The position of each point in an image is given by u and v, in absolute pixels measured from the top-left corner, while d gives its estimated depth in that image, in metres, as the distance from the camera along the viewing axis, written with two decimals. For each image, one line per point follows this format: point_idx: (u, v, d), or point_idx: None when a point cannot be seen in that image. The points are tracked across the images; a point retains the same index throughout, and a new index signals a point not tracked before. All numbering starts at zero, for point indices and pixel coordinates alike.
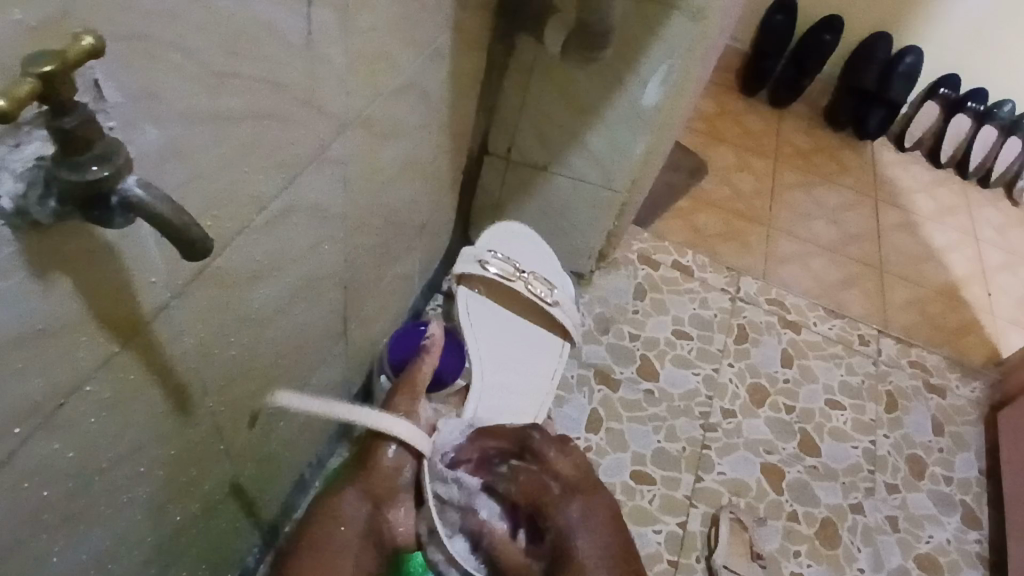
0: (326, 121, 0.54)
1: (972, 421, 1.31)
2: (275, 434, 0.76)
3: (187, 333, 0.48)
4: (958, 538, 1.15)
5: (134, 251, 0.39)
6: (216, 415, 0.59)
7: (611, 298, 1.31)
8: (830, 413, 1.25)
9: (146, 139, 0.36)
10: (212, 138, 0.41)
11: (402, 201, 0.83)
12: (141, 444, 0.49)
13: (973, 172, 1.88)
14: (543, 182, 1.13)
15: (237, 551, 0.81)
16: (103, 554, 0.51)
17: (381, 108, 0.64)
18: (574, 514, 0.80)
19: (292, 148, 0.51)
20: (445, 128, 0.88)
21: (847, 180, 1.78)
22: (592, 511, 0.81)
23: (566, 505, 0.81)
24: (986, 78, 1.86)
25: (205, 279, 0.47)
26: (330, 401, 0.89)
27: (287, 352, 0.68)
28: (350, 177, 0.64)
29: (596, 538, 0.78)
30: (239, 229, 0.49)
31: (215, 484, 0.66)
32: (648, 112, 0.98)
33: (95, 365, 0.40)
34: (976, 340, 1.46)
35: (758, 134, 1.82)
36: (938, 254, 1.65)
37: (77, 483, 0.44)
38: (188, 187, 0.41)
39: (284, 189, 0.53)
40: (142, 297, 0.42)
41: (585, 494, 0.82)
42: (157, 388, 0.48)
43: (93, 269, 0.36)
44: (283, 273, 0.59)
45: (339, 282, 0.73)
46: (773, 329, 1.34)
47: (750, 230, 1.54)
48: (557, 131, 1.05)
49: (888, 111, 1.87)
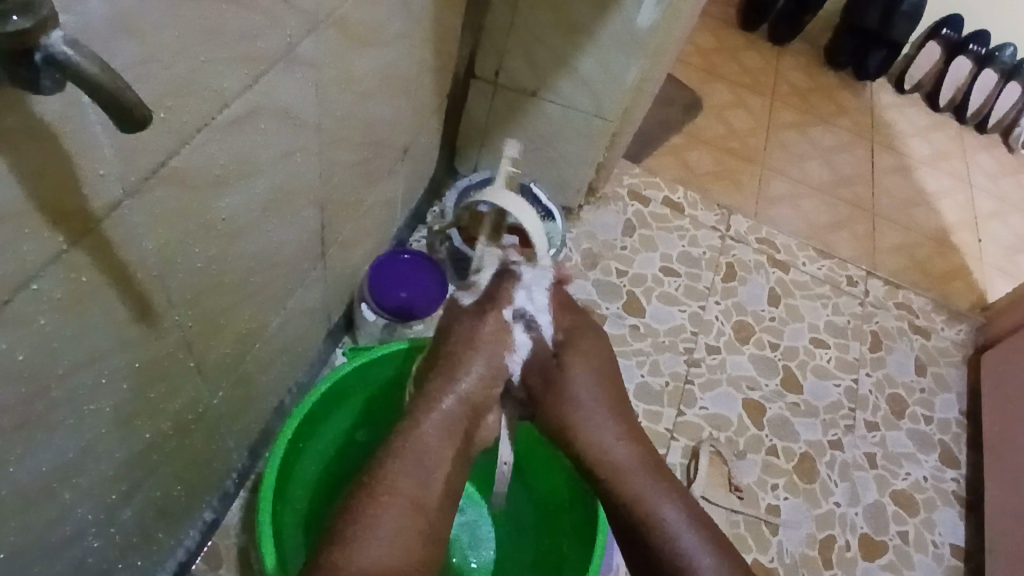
0: (295, 15, 0.51)
1: (955, 362, 1.31)
2: (251, 356, 0.74)
3: (145, 236, 0.46)
4: (935, 475, 1.17)
5: (80, 137, 0.36)
6: (184, 329, 0.57)
7: (599, 234, 1.29)
8: (814, 351, 1.25)
9: (87, 9, 0.33)
10: (163, 17, 0.38)
11: (382, 118, 0.79)
12: (102, 352, 0.47)
13: (970, 116, 1.85)
14: (533, 109, 1.09)
15: (213, 474, 0.80)
16: (67, 467, 0.50)
17: (356, 11, 0.60)
18: (574, 371, 0.74)
19: (255, 41, 0.48)
20: (428, 43, 0.83)
21: (844, 120, 1.74)
22: (605, 373, 0.76)
23: (584, 360, 0.75)
24: (991, 18, 1.81)
25: (163, 178, 0.44)
26: (309, 327, 0.87)
27: (261, 269, 0.65)
28: (323, 83, 0.60)
29: (600, 397, 0.74)
30: (200, 126, 0.46)
31: (187, 402, 0.64)
32: (642, 35, 0.94)
33: (43, 261, 0.38)
34: (962, 284, 1.45)
35: (756, 71, 1.77)
36: (929, 199, 1.63)
37: (31, 389, 0.42)
38: (138, 70, 0.38)
39: (248, 89, 0.49)
40: (92, 190, 0.39)
41: (575, 343, 0.76)
42: (115, 293, 0.46)
43: (33, 149, 0.34)
44: (251, 181, 0.56)
45: (315, 200, 0.70)
46: (762, 268, 1.33)
47: (742, 168, 1.52)
48: (547, 52, 1.00)
49: (889, 51, 1.82)
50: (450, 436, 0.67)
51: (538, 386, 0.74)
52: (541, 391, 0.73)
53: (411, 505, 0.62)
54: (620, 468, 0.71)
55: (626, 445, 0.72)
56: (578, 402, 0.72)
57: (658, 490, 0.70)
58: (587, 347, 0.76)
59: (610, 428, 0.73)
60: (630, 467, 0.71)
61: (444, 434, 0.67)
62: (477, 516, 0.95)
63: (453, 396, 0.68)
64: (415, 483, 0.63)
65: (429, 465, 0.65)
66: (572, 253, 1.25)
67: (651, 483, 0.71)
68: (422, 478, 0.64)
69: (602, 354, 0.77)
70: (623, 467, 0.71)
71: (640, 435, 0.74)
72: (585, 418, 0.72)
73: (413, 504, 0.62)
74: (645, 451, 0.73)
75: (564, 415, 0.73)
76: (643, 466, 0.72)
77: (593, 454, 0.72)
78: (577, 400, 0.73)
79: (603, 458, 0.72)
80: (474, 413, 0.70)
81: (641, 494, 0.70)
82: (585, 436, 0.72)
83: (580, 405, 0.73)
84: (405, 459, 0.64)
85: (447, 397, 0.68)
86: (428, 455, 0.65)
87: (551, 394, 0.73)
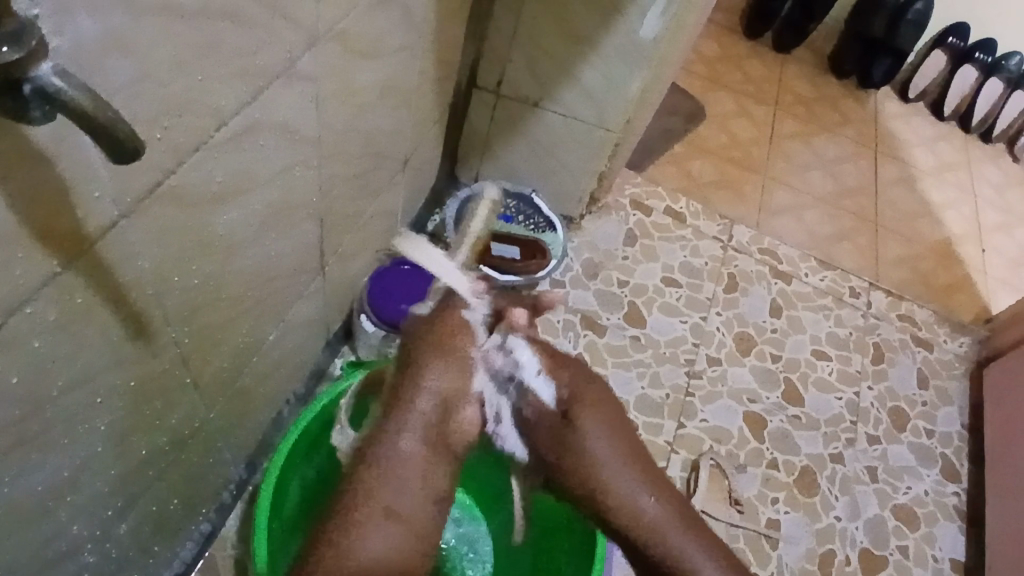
0: (294, 30, 0.50)
1: (957, 376, 1.30)
2: (248, 369, 0.73)
3: (141, 255, 0.45)
4: (936, 490, 1.16)
5: (73, 159, 0.36)
6: (180, 345, 0.56)
7: (600, 244, 1.28)
8: (816, 364, 1.24)
9: (81, 30, 0.32)
10: (158, 36, 0.38)
11: (383, 129, 0.79)
12: (98, 372, 0.47)
13: (975, 126, 1.84)
14: (535, 118, 1.08)
15: (210, 486, 0.80)
16: (62, 485, 0.50)
17: (357, 24, 0.60)
18: (589, 430, 0.62)
19: (253, 57, 0.47)
20: (430, 54, 0.83)
21: (847, 130, 1.73)
22: (623, 425, 0.65)
23: (597, 413, 0.63)
24: (996, 28, 1.81)
25: (159, 197, 0.44)
26: (307, 338, 0.87)
27: (258, 283, 0.65)
28: (323, 97, 0.60)
29: (622, 453, 0.63)
30: (196, 144, 0.45)
31: (184, 417, 0.64)
32: (646, 45, 0.93)
33: (37, 284, 0.38)
34: (965, 297, 1.44)
35: (759, 80, 1.76)
36: (933, 210, 1.62)
37: (26, 410, 0.42)
38: (133, 90, 0.38)
39: (246, 105, 0.49)
40: (86, 213, 0.39)
41: (587, 393, 0.64)
42: (110, 313, 0.45)
43: (25, 174, 0.33)
44: (249, 197, 0.56)
45: (314, 213, 0.70)
46: (764, 279, 1.33)
47: (745, 178, 1.51)
48: (550, 62, 1.00)
49: (894, 60, 1.81)
50: (427, 434, 0.56)
51: (548, 451, 0.63)
52: (554, 455, 0.63)
53: (388, 517, 0.52)
54: (650, 525, 0.62)
55: (658, 501, 0.63)
56: (599, 455, 0.62)
57: (697, 543, 0.63)
58: (598, 399, 0.65)
59: (637, 483, 0.62)
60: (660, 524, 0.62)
61: (420, 433, 0.56)
62: (477, 532, 0.96)
63: (426, 392, 0.57)
64: (391, 493, 0.53)
65: (405, 470, 0.54)
66: (572, 264, 1.25)
67: (687, 542, 0.63)
68: (399, 488, 0.54)
69: (613, 401, 0.66)
70: (654, 525, 0.62)
71: (675, 490, 0.65)
72: (608, 476, 0.62)
73: (388, 514, 0.52)
74: (679, 504, 0.64)
75: (584, 476, 0.62)
76: (675, 521, 0.63)
77: (620, 516, 0.62)
78: (595, 461, 0.61)
79: (632, 517, 0.62)
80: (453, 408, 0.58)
81: (674, 548, 0.63)
82: (611, 498, 0.62)
83: (599, 463, 0.62)
84: (378, 467, 0.54)
85: (413, 395, 0.57)
86: (405, 459, 0.54)
87: (565, 449, 0.62)
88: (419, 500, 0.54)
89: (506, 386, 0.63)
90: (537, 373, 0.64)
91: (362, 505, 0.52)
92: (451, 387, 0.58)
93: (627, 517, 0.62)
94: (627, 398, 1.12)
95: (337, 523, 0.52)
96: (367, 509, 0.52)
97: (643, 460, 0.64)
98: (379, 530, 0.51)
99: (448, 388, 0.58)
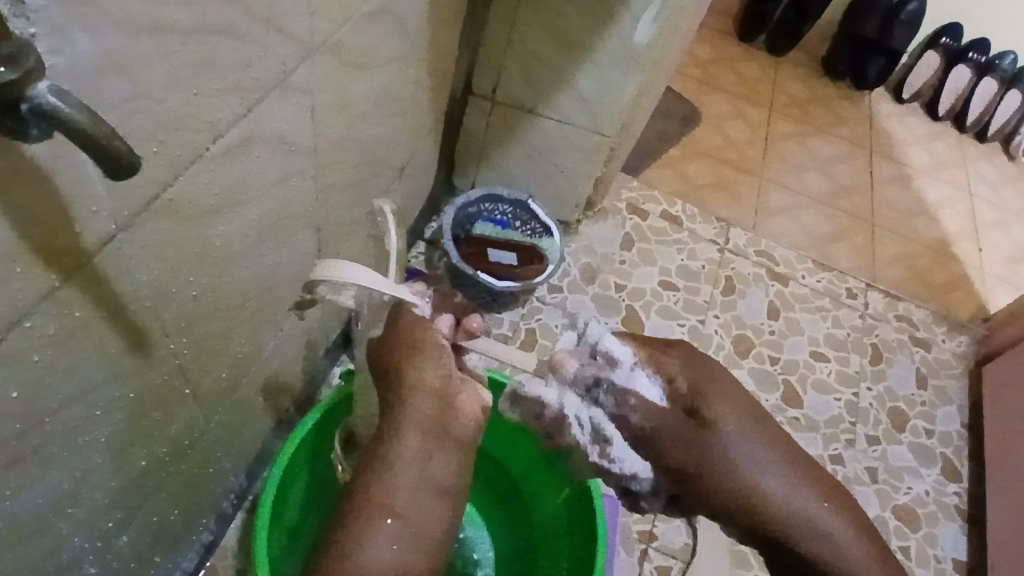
0: (288, 43, 0.51)
1: (956, 374, 1.31)
2: (247, 378, 0.73)
3: (138, 268, 0.46)
4: (937, 490, 1.16)
5: (70, 175, 0.36)
6: (179, 356, 0.56)
7: (597, 248, 1.29)
8: (814, 365, 1.24)
9: (77, 49, 0.33)
10: (153, 52, 0.38)
11: (379, 138, 0.79)
12: (97, 385, 0.47)
13: (970, 125, 1.85)
14: (530, 125, 1.09)
15: (210, 496, 0.80)
16: (62, 498, 0.50)
17: (351, 35, 0.60)
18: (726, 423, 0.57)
19: (249, 71, 0.48)
20: (424, 62, 0.83)
21: (842, 130, 1.74)
22: (757, 407, 0.60)
23: (726, 403, 0.58)
24: (988, 27, 1.82)
25: (156, 211, 0.44)
26: (306, 346, 0.87)
27: (256, 293, 0.65)
28: (318, 108, 0.60)
29: (760, 434, 0.58)
30: (193, 158, 0.46)
31: (183, 428, 0.64)
32: (640, 51, 0.94)
33: (35, 299, 0.38)
34: (963, 295, 1.45)
35: (754, 82, 1.77)
36: (929, 209, 1.62)
37: (25, 424, 0.42)
38: (129, 108, 0.38)
39: (242, 118, 0.49)
40: (83, 228, 0.39)
41: (710, 383, 0.59)
42: (108, 327, 0.46)
43: (23, 192, 0.34)
44: (245, 209, 0.56)
45: (311, 222, 0.70)
46: (761, 281, 1.33)
47: (741, 180, 1.51)
48: (544, 69, 1.00)
49: (888, 61, 1.82)
50: (416, 428, 0.52)
51: (683, 457, 0.57)
52: (688, 459, 0.57)
53: (400, 523, 0.49)
54: (811, 525, 0.56)
55: (809, 488, 0.57)
56: (738, 446, 0.56)
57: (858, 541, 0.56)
58: (727, 392, 0.59)
59: (782, 466, 0.57)
60: (815, 513, 0.56)
61: (409, 427, 0.52)
62: (477, 537, 0.96)
63: (414, 391, 0.53)
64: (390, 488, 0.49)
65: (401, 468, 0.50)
66: (570, 268, 1.25)
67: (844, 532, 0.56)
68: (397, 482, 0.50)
69: (742, 394, 0.60)
70: (809, 515, 0.56)
71: (829, 484, 0.59)
72: (752, 473, 0.56)
73: (392, 516, 0.48)
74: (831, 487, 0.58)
75: (728, 474, 0.56)
76: (832, 506, 0.57)
77: (773, 509, 0.56)
78: (735, 453, 0.56)
79: (784, 508, 0.56)
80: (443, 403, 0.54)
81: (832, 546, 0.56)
82: (762, 493, 0.56)
83: (740, 457, 0.56)
84: (377, 470, 0.50)
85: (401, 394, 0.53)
86: (401, 460, 0.50)
87: (703, 447, 0.56)
88: (412, 494, 0.49)
89: (595, 393, 0.59)
90: (635, 371, 0.59)
91: (360, 509, 0.49)
92: (436, 383, 0.54)
93: (782, 508, 0.56)
94: None
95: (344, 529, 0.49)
96: (369, 512, 0.49)
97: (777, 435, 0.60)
98: (379, 531, 0.48)
99: (434, 382, 0.54)
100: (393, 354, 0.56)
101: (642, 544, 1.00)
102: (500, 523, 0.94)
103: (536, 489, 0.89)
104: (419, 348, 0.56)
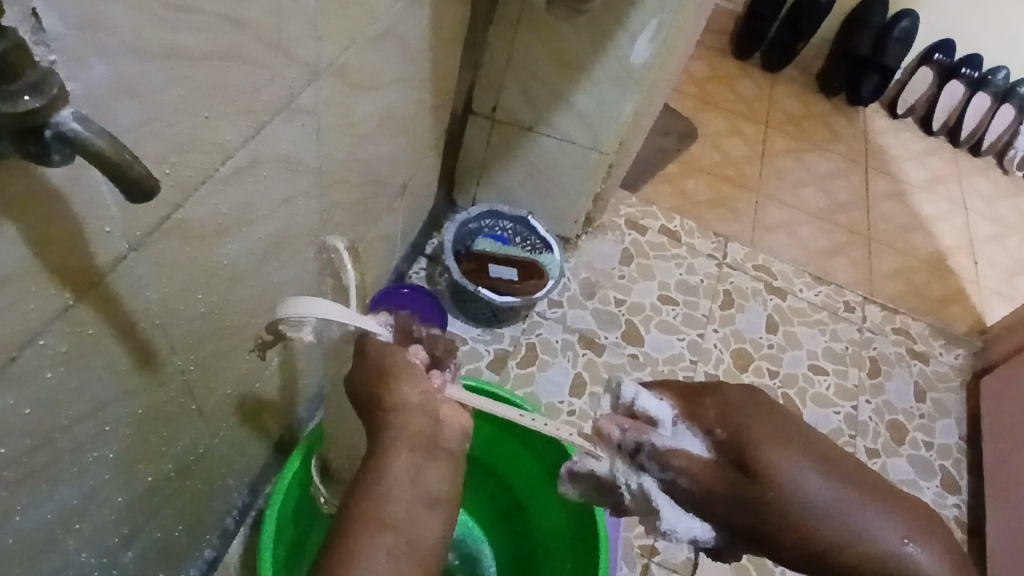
0: (295, 67, 0.52)
1: (954, 388, 1.31)
2: (251, 395, 0.74)
3: (149, 287, 0.46)
4: (937, 502, 1.17)
5: (85, 197, 0.37)
6: (186, 373, 0.57)
7: (597, 263, 1.30)
8: (813, 379, 1.25)
9: (92, 76, 0.34)
10: (166, 77, 0.39)
11: (382, 157, 0.81)
12: (106, 402, 0.48)
13: (964, 140, 1.87)
14: (529, 142, 1.10)
15: (213, 512, 0.80)
16: (70, 514, 0.50)
17: (355, 57, 0.61)
18: (790, 464, 0.47)
19: (256, 94, 0.49)
20: (426, 81, 0.85)
21: (838, 146, 1.76)
22: (823, 446, 0.49)
23: (782, 444, 0.48)
24: (981, 44, 1.84)
25: (166, 230, 0.45)
26: (309, 362, 0.88)
27: (262, 310, 0.66)
28: (323, 128, 0.62)
29: (839, 488, 0.46)
30: (202, 178, 0.47)
31: (188, 444, 0.64)
32: (637, 69, 0.96)
33: (49, 317, 0.39)
34: (960, 308, 1.46)
35: (750, 99, 1.79)
36: (925, 223, 1.64)
37: (36, 440, 0.42)
38: (141, 131, 0.39)
39: (250, 139, 0.51)
40: (96, 247, 0.40)
41: (758, 422, 0.49)
42: (119, 344, 0.46)
43: (39, 212, 0.34)
44: (252, 228, 0.57)
45: (315, 240, 0.71)
46: (759, 295, 1.34)
47: (738, 196, 1.53)
48: (543, 88, 1.02)
49: (882, 77, 1.84)
50: (404, 440, 0.50)
51: (745, 522, 0.48)
52: (753, 525, 0.47)
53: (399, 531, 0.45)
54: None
55: (916, 543, 0.46)
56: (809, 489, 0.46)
57: None
58: (779, 428, 0.49)
59: (876, 518, 0.46)
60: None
61: (396, 439, 0.50)
62: (480, 556, 0.96)
63: (404, 410, 0.53)
64: (379, 497, 0.46)
65: (397, 481, 0.47)
66: (570, 284, 1.26)
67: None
68: (387, 489, 0.47)
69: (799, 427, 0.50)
70: None
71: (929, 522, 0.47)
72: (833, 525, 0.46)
73: (389, 525, 0.45)
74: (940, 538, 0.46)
75: (806, 537, 0.46)
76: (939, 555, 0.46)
77: (865, 572, 0.46)
78: (812, 514, 0.46)
79: (881, 569, 0.45)
80: (433, 419, 0.53)
81: None
82: (851, 556, 0.45)
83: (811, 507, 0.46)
84: (372, 481, 0.47)
85: (390, 411, 0.53)
86: (399, 475, 0.48)
87: (762, 503, 0.47)
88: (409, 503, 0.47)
89: (639, 458, 0.51)
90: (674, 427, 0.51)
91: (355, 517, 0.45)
92: (419, 400, 0.54)
93: (879, 569, 0.45)
94: (556, 403, 1.11)
95: (337, 539, 0.44)
96: (365, 520, 0.45)
97: (865, 487, 0.47)
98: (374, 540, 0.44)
99: (418, 399, 0.54)
100: (375, 373, 0.56)
101: (643, 559, 1.01)
102: (506, 542, 0.94)
103: (536, 503, 0.89)
104: (397, 372, 0.56)
